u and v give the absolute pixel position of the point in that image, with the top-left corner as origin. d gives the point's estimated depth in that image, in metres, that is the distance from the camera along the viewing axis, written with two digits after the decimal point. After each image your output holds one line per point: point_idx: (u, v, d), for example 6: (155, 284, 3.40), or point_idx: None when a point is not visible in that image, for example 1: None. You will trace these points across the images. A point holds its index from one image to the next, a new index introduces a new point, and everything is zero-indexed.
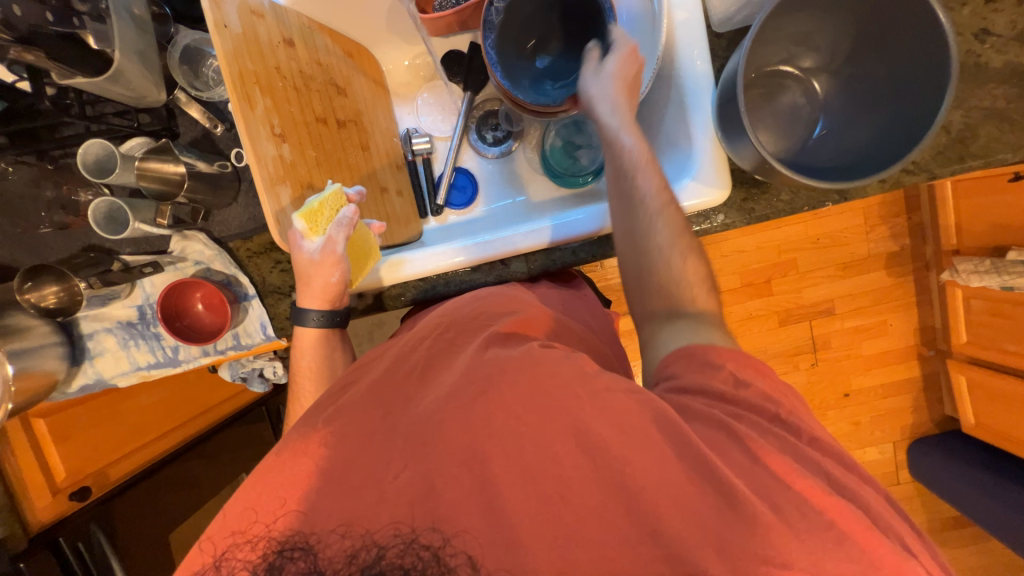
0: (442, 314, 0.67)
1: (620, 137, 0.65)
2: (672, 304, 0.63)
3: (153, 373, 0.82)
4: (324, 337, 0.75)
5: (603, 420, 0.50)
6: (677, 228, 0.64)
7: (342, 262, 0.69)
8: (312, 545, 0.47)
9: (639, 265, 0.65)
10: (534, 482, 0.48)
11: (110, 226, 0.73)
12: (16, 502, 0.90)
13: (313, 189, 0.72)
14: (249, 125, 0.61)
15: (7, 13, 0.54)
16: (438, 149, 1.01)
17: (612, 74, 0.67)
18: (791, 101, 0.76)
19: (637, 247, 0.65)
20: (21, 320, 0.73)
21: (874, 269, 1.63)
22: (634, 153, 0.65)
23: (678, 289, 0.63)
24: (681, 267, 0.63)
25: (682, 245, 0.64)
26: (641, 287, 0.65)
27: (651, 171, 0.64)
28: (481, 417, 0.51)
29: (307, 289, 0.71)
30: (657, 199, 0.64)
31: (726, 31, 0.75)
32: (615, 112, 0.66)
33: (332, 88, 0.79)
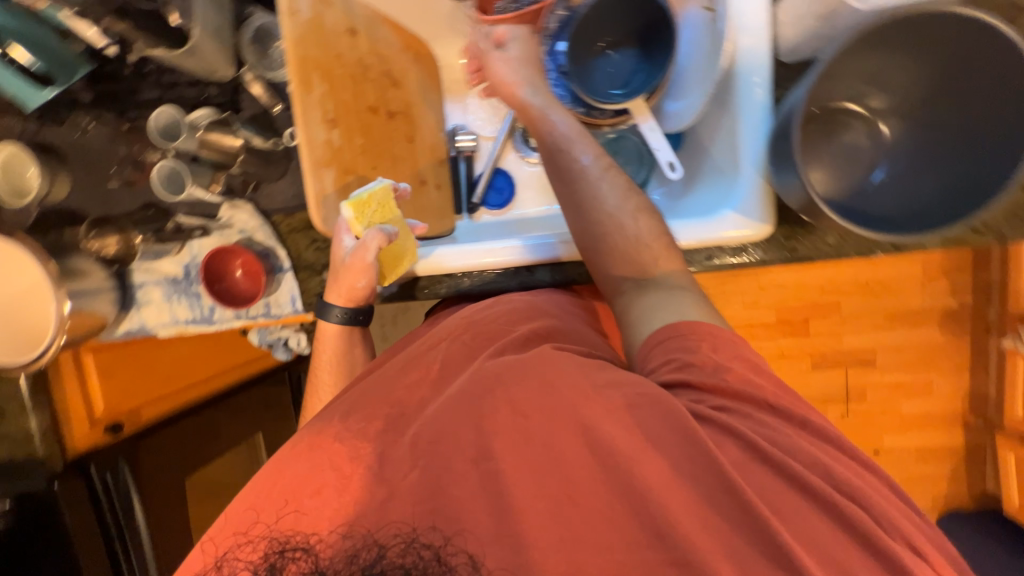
0: (463, 318, 0.69)
1: (546, 115, 0.67)
2: (638, 269, 0.61)
3: (191, 328, 0.86)
4: (345, 334, 0.78)
5: (616, 431, 0.48)
6: (625, 190, 0.64)
7: (370, 268, 0.72)
8: (313, 546, 0.47)
9: (589, 233, 0.63)
10: (543, 491, 0.46)
11: (166, 186, 0.79)
12: (59, 423, 0.98)
13: (356, 176, 0.75)
14: (304, 108, 0.66)
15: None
16: (482, 148, 1.02)
17: (519, 59, 0.71)
18: (852, 142, 0.72)
19: (583, 214, 0.63)
20: (82, 263, 0.79)
21: (925, 323, 1.52)
22: (564, 125, 0.66)
23: (637, 252, 0.61)
24: (636, 228, 0.62)
25: (630, 206, 0.63)
26: (600, 257, 0.63)
27: (584, 139, 0.65)
28: (489, 424, 0.49)
29: (341, 286, 0.75)
30: (597, 166, 0.64)
31: (793, 61, 0.71)
32: (536, 93, 0.69)
33: (388, 79, 0.81)
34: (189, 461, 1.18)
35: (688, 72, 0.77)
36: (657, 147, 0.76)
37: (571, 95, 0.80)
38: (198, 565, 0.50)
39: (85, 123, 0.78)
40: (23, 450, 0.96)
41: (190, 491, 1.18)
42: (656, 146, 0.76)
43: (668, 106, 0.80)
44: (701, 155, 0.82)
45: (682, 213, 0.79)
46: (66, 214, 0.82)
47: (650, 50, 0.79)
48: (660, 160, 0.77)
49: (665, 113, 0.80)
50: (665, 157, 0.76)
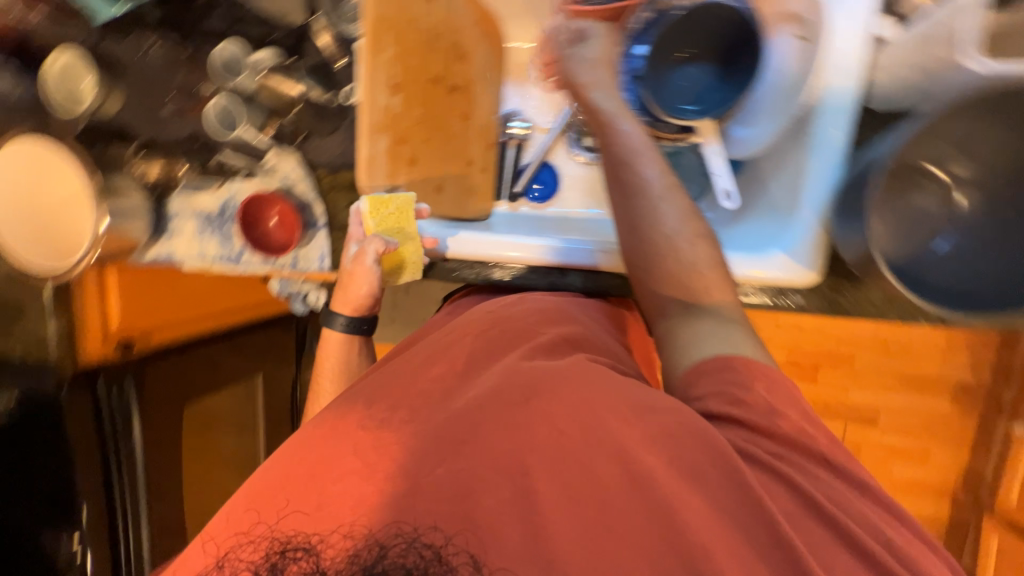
0: (487, 314, 0.68)
1: (615, 122, 0.64)
2: (688, 298, 0.58)
3: (216, 265, 0.86)
4: (348, 341, 0.84)
5: (658, 463, 0.46)
6: (686, 211, 0.60)
7: (371, 270, 0.77)
8: (314, 546, 0.46)
9: (643, 252, 0.60)
10: (567, 511, 0.45)
11: (220, 122, 0.77)
12: (75, 330, 0.98)
13: (411, 144, 0.77)
14: (371, 69, 0.72)
15: None
16: (533, 138, 0.99)
17: (596, 59, 0.69)
18: (925, 204, 0.68)
19: (640, 231, 0.60)
20: (121, 182, 0.80)
21: (936, 393, 1.50)
22: (633, 136, 0.63)
23: (692, 279, 0.58)
24: (694, 255, 0.59)
25: (690, 231, 0.59)
26: (650, 277, 0.60)
27: (651, 153, 0.62)
28: (505, 430, 0.49)
29: (344, 285, 0.80)
30: (660, 182, 0.60)
31: (883, 110, 0.68)
32: (608, 98, 0.66)
33: (454, 52, 0.78)
34: (184, 389, 1.19)
35: (763, 99, 0.75)
36: (716, 171, 0.75)
37: (638, 101, 0.78)
38: (200, 564, 0.49)
39: (147, 45, 0.77)
40: (37, 352, 0.96)
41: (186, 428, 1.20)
42: (715, 172, 0.75)
43: (735, 131, 0.79)
44: (758, 187, 0.80)
45: (730, 242, 0.77)
46: (113, 131, 0.81)
47: (731, 68, 0.76)
48: (719, 186, 0.75)
49: (730, 137, 0.80)
50: (722, 184, 0.75)
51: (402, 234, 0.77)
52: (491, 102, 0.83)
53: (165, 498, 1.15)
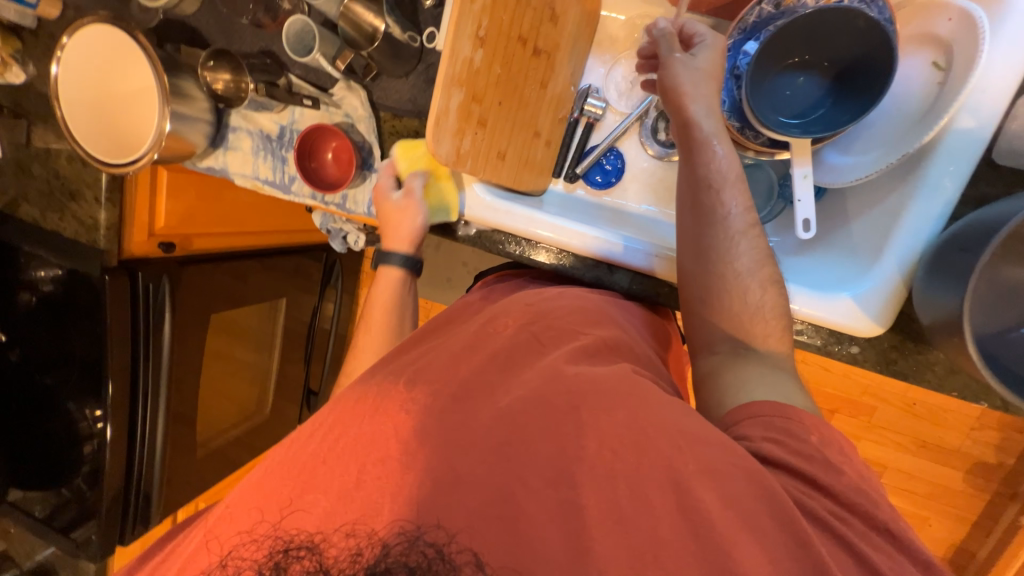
0: (530, 307, 0.66)
1: (710, 146, 0.61)
2: (739, 337, 0.60)
3: (265, 188, 0.87)
4: (405, 278, 0.80)
5: (710, 498, 0.43)
6: (759, 251, 0.61)
7: (420, 202, 0.77)
8: (317, 544, 0.44)
9: (709, 287, 0.61)
10: (604, 530, 0.44)
11: (297, 44, 0.75)
12: (123, 224, 1.02)
13: (481, 107, 0.70)
14: (460, 16, 0.62)
15: None
16: (606, 120, 0.93)
17: (704, 69, 0.63)
18: (1016, 278, 0.59)
19: (713, 267, 0.61)
20: (189, 87, 0.77)
21: (954, 466, 1.44)
22: (726, 166, 0.61)
23: (751, 322, 0.60)
24: (761, 299, 0.60)
25: (761, 274, 0.61)
26: (704, 306, 0.62)
27: (738, 187, 0.61)
28: (538, 428, 0.48)
29: (389, 227, 0.78)
30: (741, 219, 0.61)
31: (1004, 165, 0.61)
32: (708, 116, 0.62)
33: (547, 13, 0.73)
34: (218, 296, 1.19)
35: (875, 129, 0.67)
36: (800, 197, 0.67)
37: (732, 101, 0.72)
38: (201, 564, 0.46)
39: None
40: (88, 237, 1.00)
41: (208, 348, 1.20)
42: (799, 197, 0.68)
43: (828, 154, 0.71)
44: (839, 223, 0.74)
45: (793, 272, 0.72)
46: (189, 34, 0.80)
47: (847, 87, 0.67)
48: (796, 213, 0.68)
49: (822, 162, 0.71)
50: (803, 212, 0.68)
51: (437, 172, 0.79)
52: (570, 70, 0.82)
53: (184, 412, 1.16)
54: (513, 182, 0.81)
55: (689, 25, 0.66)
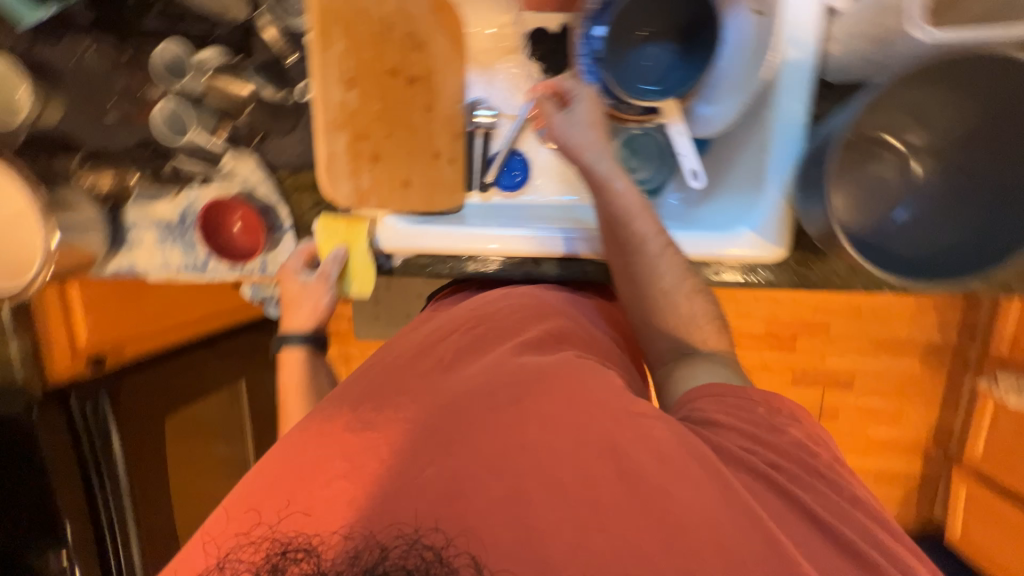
0: (472, 309, 0.69)
1: (610, 184, 0.67)
2: (676, 337, 0.68)
3: (182, 275, 0.83)
4: (306, 358, 0.85)
5: (645, 458, 0.46)
6: (679, 266, 0.67)
7: (327, 288, 0.80)
8: (315, 548, 0.44)
9: (645, 308, 0.69)
10: (564, 502, 0.44)
11: (170, 127, 0.76)
12: (40, 352, 0.95)
13: (370, 139, 0.76)
14: (324, 67, 0.70)
15: None
16: (501, 126, 0.97)
17: (584, 120, 0.70)
18: (879, 174, 0.69)
19: (645, 292, 0.68)
20: (70, 198, 0.75)
21: (905, 356, 1.56)
22: (629, 200, 0.66)
23: (688, 331, 0.68)
24: (689, 310, 0.68)
25: (686, 287, 0.68)
26: (649, 325, 0.69)
27: (647, 216, 0.66)
28: (500, 415, 0.49)
29: (291, 307, 0.82)
30: (656, 243, 0.66)
31: (837, 82, 0.69)
32: (601, 159, 0.68)
33: (409, 41, 0.75)
34: (170, 397, 1.15)
35: (728, 77, 0.73)
36: (682, 152, 0.74)
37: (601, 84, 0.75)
38: (197, 565, 0.46)
39: (84, 48, 0.73)
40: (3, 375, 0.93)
41: (171, 434, 1.16)
42: (681, 152, 0.74)
43: (700, 109, 0.77)
44: (726, 166, 0.79)
45: (699, 221, 0.77)
46: (61, 141, 0.78)
47: (694, 48, 0.75)
48: (685, 166, 0.75)
49: (696, 116, 0.78)
50: (689, 164, 0.74)
51: (353, 251, 0.80)
52: (461, 97, 0.80)
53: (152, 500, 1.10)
54: (427, 206, 0.81)
55: (561, 84, 0.73)
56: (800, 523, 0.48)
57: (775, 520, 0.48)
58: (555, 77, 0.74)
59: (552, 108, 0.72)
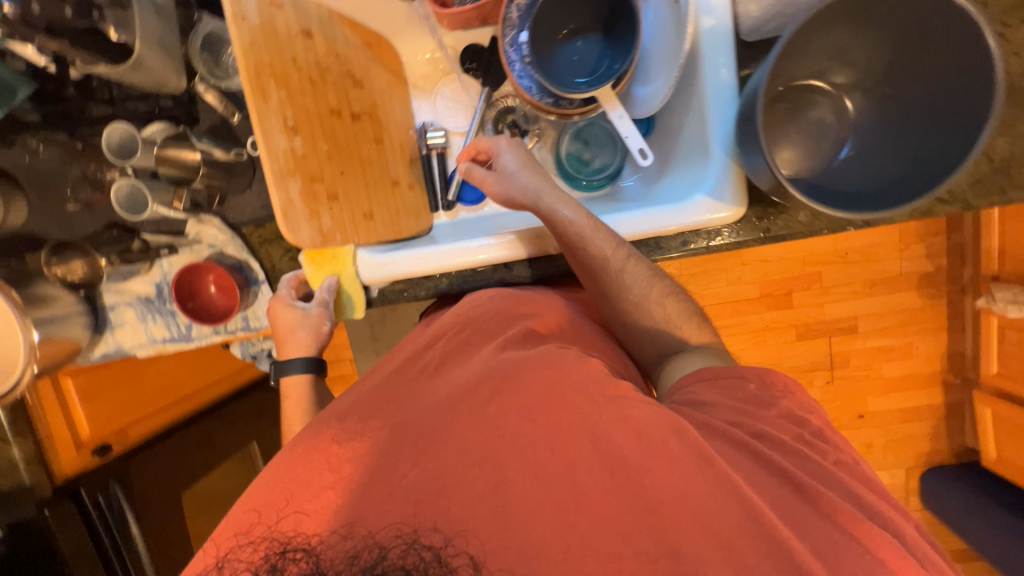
0: (458, 315, 0.68)
1: (557, 215, 0.70)
2: (659, 327, 0.69)
3: (168, 347, 0.85)
4: (312, 381, 0.81)
5: (624, 439, 0.48)
6: (648, 270, 0.69)
7: (328, 314, 0.79)
8: (314, 547, 0.45)
9: (625, 320, 0.71)
10: (551, 488, 0.46)
11: (130, 206, 0.76)
12: (43, 450, 0.93)
13: (324, 184, 0.72)
14: (262, 117, 0.62)
15: (25, 9, 0.53)
16: (453, 144, 1.00)
17: (516, 168, 0.76)
18: (819, 118, 0.72)
19: (621, 307, 0.70)
20: (48, 290, 0.76)
21: (904, 289, 1.55)
22: (581, 224, 0.68)
23: (669, 333, 0.69)
24: (665, 313, 0.69)
25: (657, 291, 0.69)
26: (633, 334, 0.71)
27: (600, 235, 0.68)
28: (480, 414, 0.49)
29: (290, 338, 0.78)
30: (616, 257, 0.68)
31: (755, 40, 0.70)
32: (541, 197, 0.72)
33: (349, 80, 0.79)
34: (183, 472, 1.14)
35: (656, 55, 0.76)
36: (626, 134, 0.75)
37: (537, 86, 0.79)
38: (197, 565, 0.47)
39: (34, 146, 0.75)
40: (9, 479, 0.90)
41: (186, 504, 1.15)
42: (625, 134, 0.75)
43: (638, 91, 0.80)
44: (673, 140, 0.81)
45: (658, 199, 0.78)
46: (28, 239, 0.79)
47: (618, 34, 0.77)
48: (631, 147, 0.76)
49: (634, 98, 0.81)
50: (636, 143, 0.75)
51: (343, 278, 0.79)
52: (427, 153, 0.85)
53: (172, 562, 1.09)
54: (394, 231, 0.86)
55: (478, 146, 0.81)
56: (786, 482, 0.49)
57: (762, 474, 0.49)
58: (475, 139, 0.82)
59: (486, 172, 0.78)
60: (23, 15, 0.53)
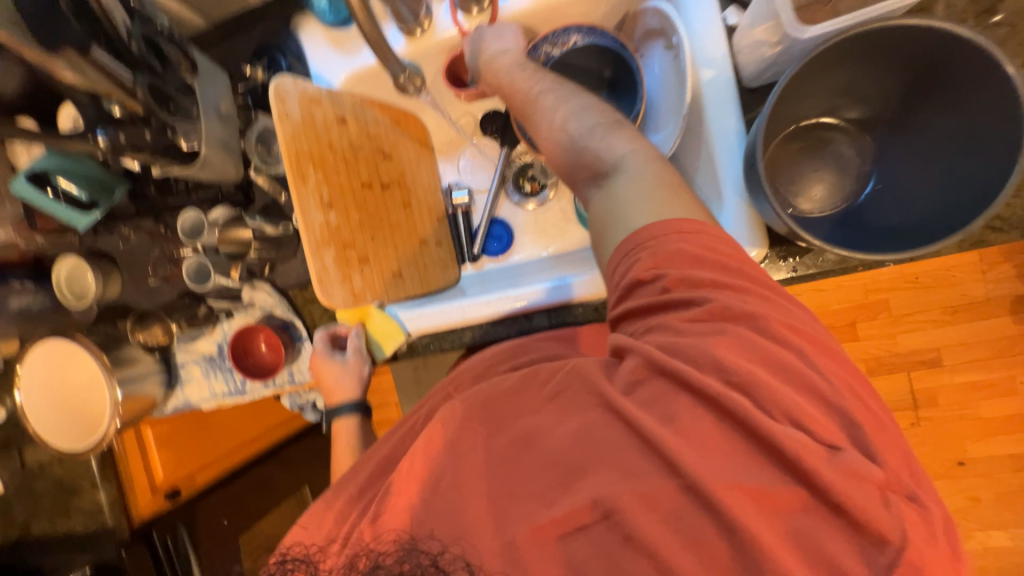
0: (458, 368, 0.72)
1: (500, 63, 0.73)
2: (581, 147, 0.62)
3: (228, 400, 0.94)
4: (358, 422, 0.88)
5: (633, 494, 0.44)
6: (609, 124, 0.61)
7: (364, 360, 0.86)
8: (312, 556, 0.53)
9: (557, 151, 0.65)
10: (548, 533, 0.45)
11: (197, 277, 0.88)
12: (126, 495, 1.04)
13: (355, 249, 0.79)
14: (300, 197, 0.71)
15: (115, 140, 0.64)
16: (477, 201, 1.06)
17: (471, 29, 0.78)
18: (841, 151, 0.70)
19: (554, 137, 0.65)
20: (131, 352, 0.90)
21: (993, 315, 1.37)
22: (517, 69, 0.71)
23: (599, 148, 0.60)
24: (594, 131, 0.61)
25: (589, 112, 0.63)
26: (568, 169, 0.65)
27: (536, 76, 0.70)
28: (482, 463, 0.49)
29: (333, 386, 0.86)
30: (549, 91, 0.68)
31: (758, 86, 0.71)
32: (489, 49, 0.74)
33: (379, 154, 0.88)
34: (247, 511, 1.23)
35: (663, 107, 0.79)
36: None
37: None
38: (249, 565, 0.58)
39: (126, 234, 0.90)
40: (95, 523, 1.00)
41: (244, 546, 1.22)
42: None
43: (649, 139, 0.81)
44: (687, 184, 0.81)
45: None
46: (120, 309, 0.93)
47: (624, 91, 0.82)
48: None
49: None
50: None
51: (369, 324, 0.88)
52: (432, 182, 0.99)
53: None
54: (422, 285, 0.92)
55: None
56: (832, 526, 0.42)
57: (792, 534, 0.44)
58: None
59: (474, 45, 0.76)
60: (114, 145, 0.64)
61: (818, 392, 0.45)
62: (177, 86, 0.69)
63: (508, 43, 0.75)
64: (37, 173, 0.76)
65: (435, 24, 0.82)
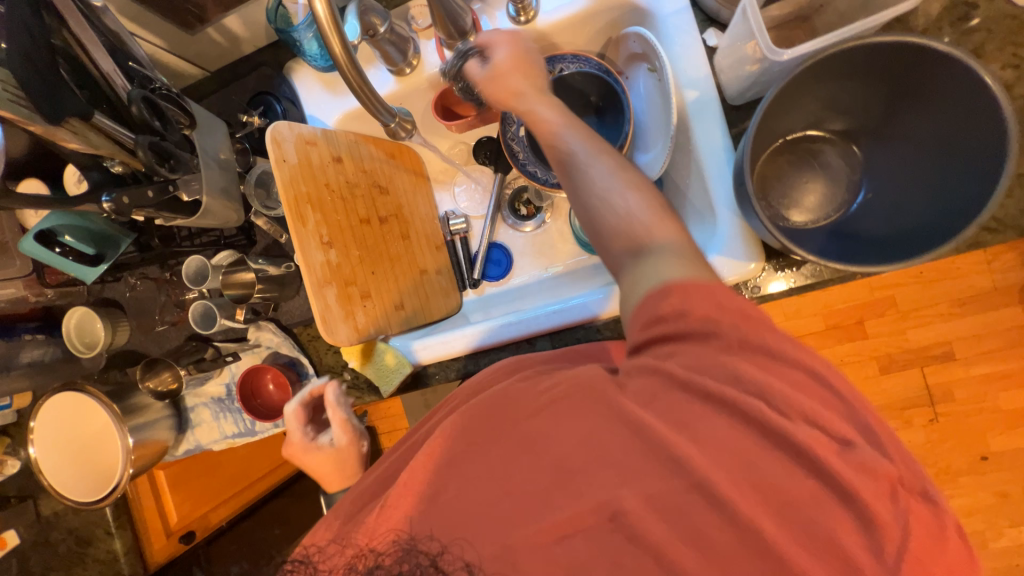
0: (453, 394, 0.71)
1: (530, 108, 0.63)
2: (612, 221, 0.56)
3: (238, 441, 0.95)
4: None
5: (633, 497, 0.44)
6: (649, 203, 0.56)
7: (361, 434, 0.81)
8: (312, 556, 0.52)
9: (584, 212, 0.59)
10: (553, 550, 0.44)
11: (203, 321, 0.89)
12: (141, 543, 1.04)
13: (357, 285, 0.80)
14: (301, 239, 0.73)
15: (119, 203, 0.64)
16: (474, 227, 1.07)
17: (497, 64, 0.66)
18: (831, 162, 0.71)
19: (585, 198, 0.58)
20: (140, 400, 0.90)
21: (1004, 305, 1.33)
22: (547, 117, 0.62)
23: (632, 229, 0.55)
24: (629, 208, 0.56)
25: (626, 184, 0.57)
26: (590, 232, 0.59)
27: (572, 128, 0.61)
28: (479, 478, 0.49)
29: (333, 471, 0.79)
30: (587, 148, 0.59)
31: (742, 103, 0.72)
32: (518, 93, 0.64)
33: (376, 189, 0.90)
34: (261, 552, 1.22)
35: (650, 127, 0.81)
36: None
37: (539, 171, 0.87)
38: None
39: (133, 282, 0.93)
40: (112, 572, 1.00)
41: None
42: None
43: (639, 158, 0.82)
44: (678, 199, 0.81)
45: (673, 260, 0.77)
46: (128, 355, 0.94)
47: (611, 112, 0.83)
48: None
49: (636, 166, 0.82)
50: None
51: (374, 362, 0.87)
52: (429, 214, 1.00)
53: None
54: (424, 315, 0.92)
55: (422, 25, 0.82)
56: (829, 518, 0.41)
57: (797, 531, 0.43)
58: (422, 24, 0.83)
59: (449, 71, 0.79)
60: (117, 210, 0.64)
61: (818, 395, 0.45)
62: (176, 142, 0.69)
63: (539, 88, 0.65)
64: (45, 231, 0.77)
65: (424, 61, 0.85)
